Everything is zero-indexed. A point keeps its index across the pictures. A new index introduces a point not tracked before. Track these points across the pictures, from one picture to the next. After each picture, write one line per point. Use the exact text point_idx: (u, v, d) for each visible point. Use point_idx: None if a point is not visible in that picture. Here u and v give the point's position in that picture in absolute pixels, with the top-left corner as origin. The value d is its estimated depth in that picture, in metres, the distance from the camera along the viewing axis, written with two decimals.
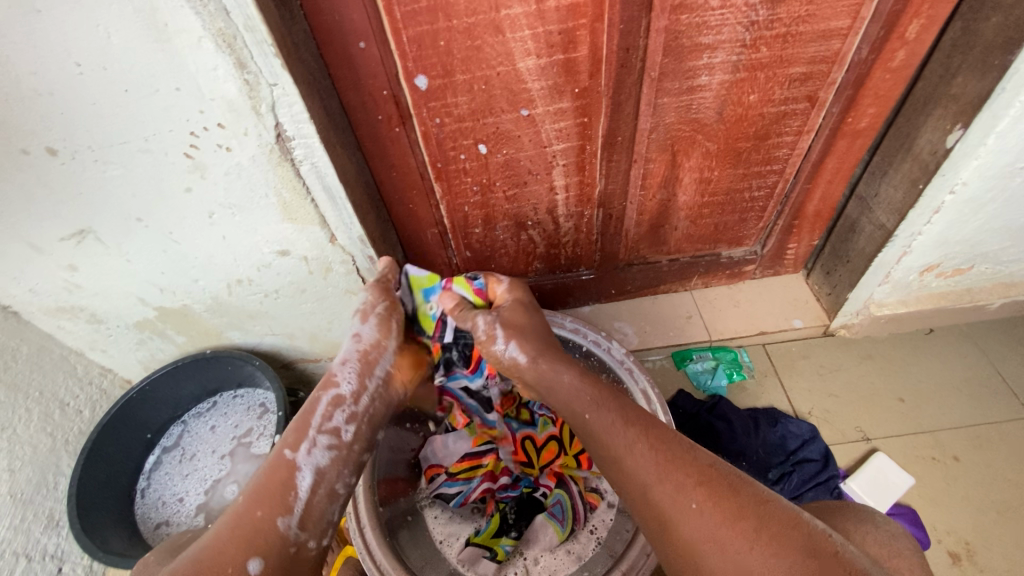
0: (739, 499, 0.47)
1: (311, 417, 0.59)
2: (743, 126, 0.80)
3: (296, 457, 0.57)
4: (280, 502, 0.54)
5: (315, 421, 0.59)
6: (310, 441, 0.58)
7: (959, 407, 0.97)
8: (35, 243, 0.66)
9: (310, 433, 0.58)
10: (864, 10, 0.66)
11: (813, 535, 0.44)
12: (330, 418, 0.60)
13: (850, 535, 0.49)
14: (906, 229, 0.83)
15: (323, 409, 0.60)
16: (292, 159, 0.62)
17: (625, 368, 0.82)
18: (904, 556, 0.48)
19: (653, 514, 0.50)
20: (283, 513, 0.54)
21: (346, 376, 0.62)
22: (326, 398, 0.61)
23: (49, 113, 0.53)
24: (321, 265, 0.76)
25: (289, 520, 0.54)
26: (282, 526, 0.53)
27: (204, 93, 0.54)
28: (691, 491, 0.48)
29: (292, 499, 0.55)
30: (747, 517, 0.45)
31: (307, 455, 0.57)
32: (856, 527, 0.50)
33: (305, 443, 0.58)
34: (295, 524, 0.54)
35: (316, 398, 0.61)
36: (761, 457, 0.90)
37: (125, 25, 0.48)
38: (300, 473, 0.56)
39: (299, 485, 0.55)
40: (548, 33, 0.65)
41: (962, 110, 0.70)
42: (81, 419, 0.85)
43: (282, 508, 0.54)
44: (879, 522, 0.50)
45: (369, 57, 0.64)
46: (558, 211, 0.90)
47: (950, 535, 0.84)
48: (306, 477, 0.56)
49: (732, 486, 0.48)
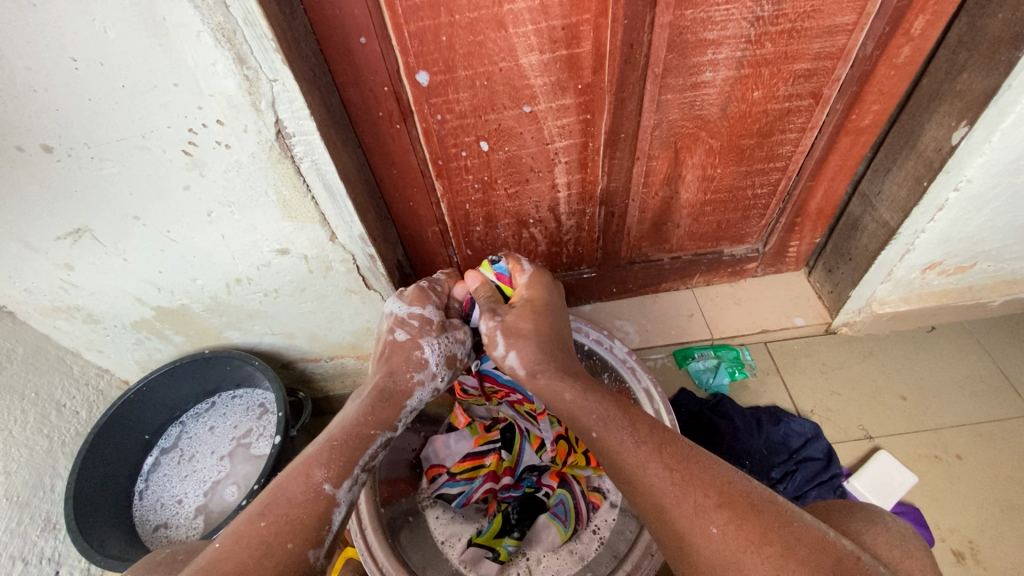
0: (761, 520, 0.46)
1: (360, 454, 0.61)
2: (746, 123, 0.79)
3: (336, 492, 0.56)
4: (313, 533, 0.53)
5: (363, 459, 0.61)
6: (352, 478, 0.59)
7: (961, 404, 0.97)
8: (31, 242, 0.65)
9: (353, 470, 0.59)
10: (870, 5, 0.66)
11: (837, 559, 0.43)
12: (376, 456, 0.63)
13: (857, 535, 0.49)
14: (910, 226, 0.83)
15: (375, 448, 0.63)
16: (292, 156, 0.61)
17: (627, 367, 0.82)
18: (911, 554, 0.47)
19: (661, 514, 0.50)
20: (314, 545, 0.52)
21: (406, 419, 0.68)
22: (381, 438, 0.64)
23: (44, 109, 0.52)
24: (321, 263, 0.75)
25: (318, 552, 0.52)
26: (311, 558, 0.52)
27: (203, 90, 0.53)
28: (691, 503, 0.49)
29: (324, 531, 0.54)
30: (771, 541, 0.45)
31: (348, 492, 0.57)
32: (861, 526, 0.50)
33: (349, 480, 0.58)
34: (322, 556, 0.53)
35: (372, 435, 0.63)
36: (764, 455, 0.90)
37: (121, 19, 0.47)
38: (337, 509, 0.56)
39: (333, 520, 0.55)
40: (551, 28, 0.64)
41: (968, 106, 0.69)
42: (78, 421, 0.84)
43: (313, 539, 0.53)
44: (889, 523, 0.50)
45: (370, 52, 0.63)
46: (560, 208, 0.89)
47: (954, 534, 0.84)
48: (341, 514, 0.56)
49: (752, 506, 0.47)
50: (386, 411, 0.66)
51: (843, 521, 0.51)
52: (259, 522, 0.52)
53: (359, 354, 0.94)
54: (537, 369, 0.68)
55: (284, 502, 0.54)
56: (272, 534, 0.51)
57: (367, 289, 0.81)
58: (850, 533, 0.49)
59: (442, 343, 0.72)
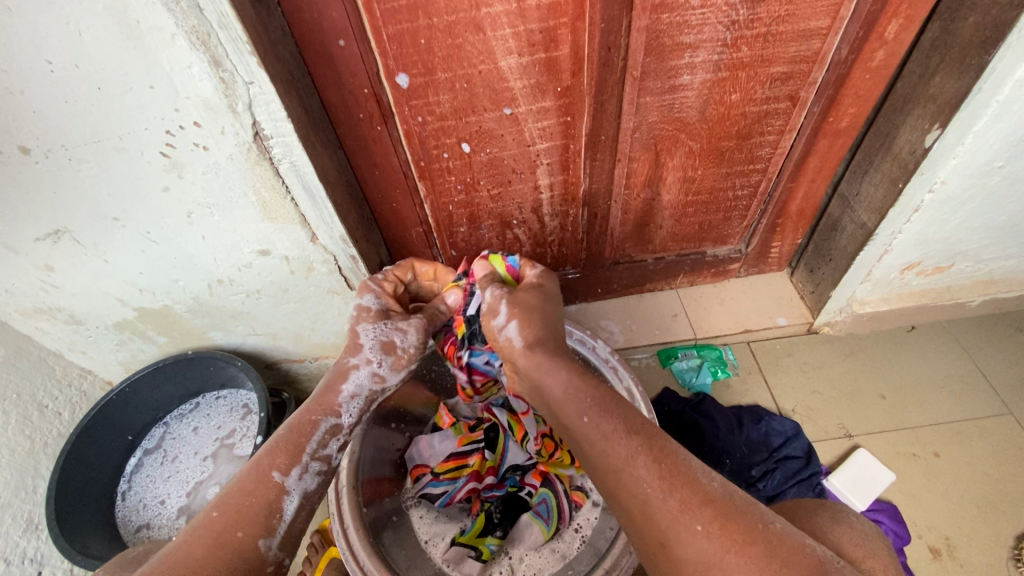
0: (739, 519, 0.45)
1: (306, 442, 0.61)
2: (725, 126, 0.80)
3: (285, 480, 0.57)
4: (263, 522, 0.53)
5: (309, 447, 0.61)
6: (302, 466, 0.59)
7: (940, 403, 0.98)
8: (10, 244, 0.65)
9: (302, 458, 0.59)
10: (843, 10, 0.67)
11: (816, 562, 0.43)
12: (326, 446, 0.62)
13: (826, 533, 0.49)
14: (887, 227, 0.84)
15: (319, 436, 0.62)
16: (271, 158, 0.62)
17: (610, 367, 0.83)
18: (876, 551, 0.48)
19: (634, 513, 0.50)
20: (265, 534, 0.53)
21: (349, 410, 0.65)
22: (324, 426, 0.63)
23: (20, 112, 0.53)
24: (303, 264, 0.75)
25: (269, 541, 0.52)
26: (262, 547, 0.52)
27: (179, 92, 0.54)
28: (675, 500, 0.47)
29: (275, 521, 0.54)
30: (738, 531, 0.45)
31: (297, 479, 0.58)
32: (827, 522, 0.50)
33: (297, 467, 0.58)
34: (275, 545, 0.53)
35: (315, 422, 0.62)
36: (745, 454, 0.91)
37: (97, 22, 0.47)
38: (288, 496, 0.56)
39: (286, 508, 0.55)
40: (529, 31, 0.65)
41: (940, 109, 0.70)
42: (60, 421, 0.84)
43: (265, 529, 0.53)
44: (856, 521, 0.51)
45: (349, 55, 0.64)
46: (543, 210, 0.90)
47: (931, 531, 0.86)
48: (293, 501, 0.56)
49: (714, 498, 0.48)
50: (330, 398, 0.65)
51: (811, 517, 0.52)
52: (212, 513, 0.52)
53: None
54: (513, 369, 0.68)
55: (235, 495, 0.54)
56: (222, 524, 0.51)
57: (349, 289, 0.81)
58: (820, 530, 0.49)
59: (380, 328, 0.67)
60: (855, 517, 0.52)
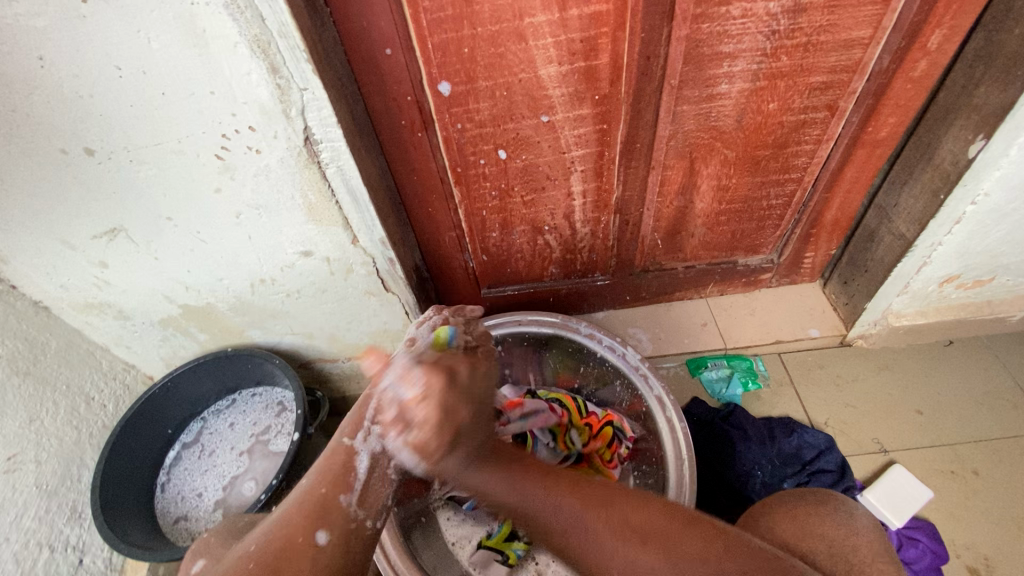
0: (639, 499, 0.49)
1: (364, 410, 0.58)
2: (762, 135, 0.80)
3: (353, 442, 0.56)
4: (341, 480, 0.53)
5: (367, 413, 0.57)
6: (365, 431, 0.56)
7: (979, 419, 0.95)
8: (69, 240, 0.68)
9: (364, 423, 0.57)
10: (885, 20, 0.67)
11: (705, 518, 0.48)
12: (378, 416, 0.57)
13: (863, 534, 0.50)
14: (926, 239, 0.83)
15: (376, 398, 0.60)
16: (319, 161, 0.64)
17: (640, 375, 0.84)
18: None
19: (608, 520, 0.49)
20: (344, 490, 0.53)
21: (398, 377, 0.62)
22: (379, 391, 0.60)
23: (89, 114, 0.56)
24: (342, 266, 0.77)
25: (349, 497, 0.52)
26: (344, 502, 0.52)
27: (237, 98, 0.56)
28: None
29: (352, 478, 0.54)
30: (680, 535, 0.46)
31: (364, 441, 0.56)
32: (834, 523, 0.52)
33: (360, 432, 0.56)
34: (354, 501, 0.52)
35: (369, 394, 0.60)
36: (777, 466, 0.89)
37: (165, 31, 0.50)
38: (359, 456, 0.55)
39: (357, 466, 0.54)
40: (570, 41, 0.66)
41: (984, 120, 0.70)
42: (105, 413, 0.87)
43: (344, 486, 0.53)
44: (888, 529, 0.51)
45: (395, 63, 0.66)
46: (575, 216, 0.91)
47: (970, 551, 0.83)
48: (362, 460, 0.55)
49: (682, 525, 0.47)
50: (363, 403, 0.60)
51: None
52: (303, 482, 0.54)
53: None
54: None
55: (324, 463, 0.55)
56: (311, 487, 0.53)
57: (385, 291, 0.82)
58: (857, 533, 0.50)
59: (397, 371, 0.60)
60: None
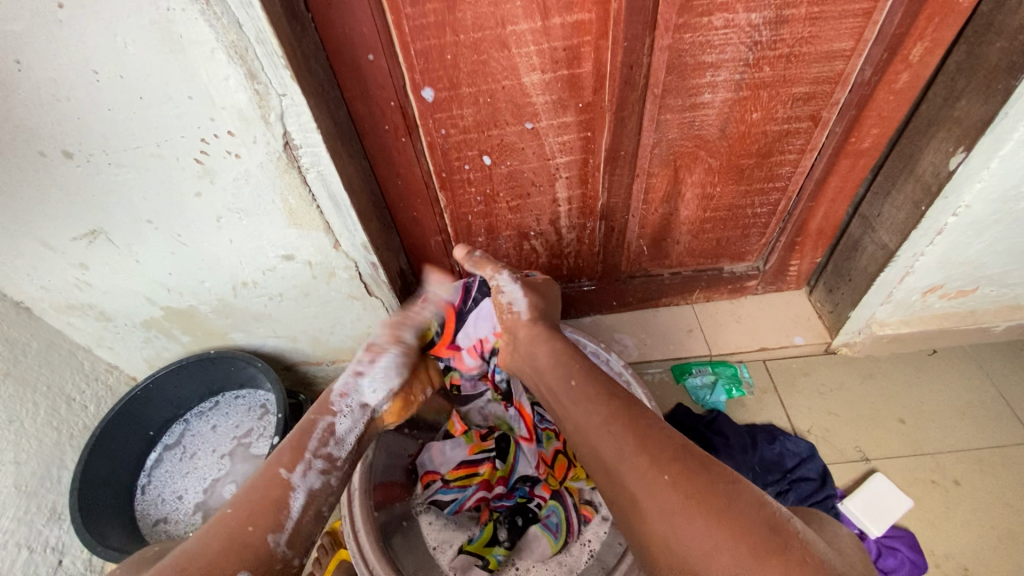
0: (708, 478, 0.49)
1: (306, 440, 0.62)
2: (746, 144, 0.81)
3: (291, 477, 0.59)
4: (272, 519, 0.55)
5: (310, 444, 0.62)
6: (306, 463, 0.60)
7: (961, 429, 0.96)
8: (48, 241, 0.68)
9: (305, 455, 0.61)
10: (867, 32, 0.67)
11: (776, 516, 0.47)
12: (325, 443, 0.63)
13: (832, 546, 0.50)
14: (908, 249, 0.83)
15: (318, 433, 0.63)
16: (299, 166, 0.64)
17: (623, 380, 0.83)
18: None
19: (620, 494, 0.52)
20: (275, 529, 0.55)
21: (343, 410, 0.65)
22: (322, 424, 0.64)
23: (66, 117, 0.55)
24: (325, 270, 0.77)
25: (279, 537, 0.55)
26: (271, 542, 0.54)
27: (216, 103, 0.56)
28: None
29: (284, 516, 0.56)
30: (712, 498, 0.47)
31: (302, 477, 0.59)
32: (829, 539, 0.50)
33: (301, 465, 0.60)
34: (284, 542, 0.55)
35: (313, 421, 0.64)
36: (759, 473, 0.90)
37: (141, 36, 0.50)
38: (294, 493, 0.58)
39: (292, 505, 0.57)
40: (552, 49, 0.66)
41: (965, 133, 0.70)
42: (86, 414, 0.87)
43: (272, 524, 0.55)
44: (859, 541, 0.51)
45: (377, 68, 0.66)
46: (561, 222, 0.91)
47: (948, 560, 0.84)
48: (298, 498, 0.58)
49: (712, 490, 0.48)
50: (306, 434, 0.62)
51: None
52: (227, 510, 0.56)
53: None
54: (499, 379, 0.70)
55: (255, 494, 0.57)
56: (239, 520, 0.55)
57: (368, 295, 0.82)
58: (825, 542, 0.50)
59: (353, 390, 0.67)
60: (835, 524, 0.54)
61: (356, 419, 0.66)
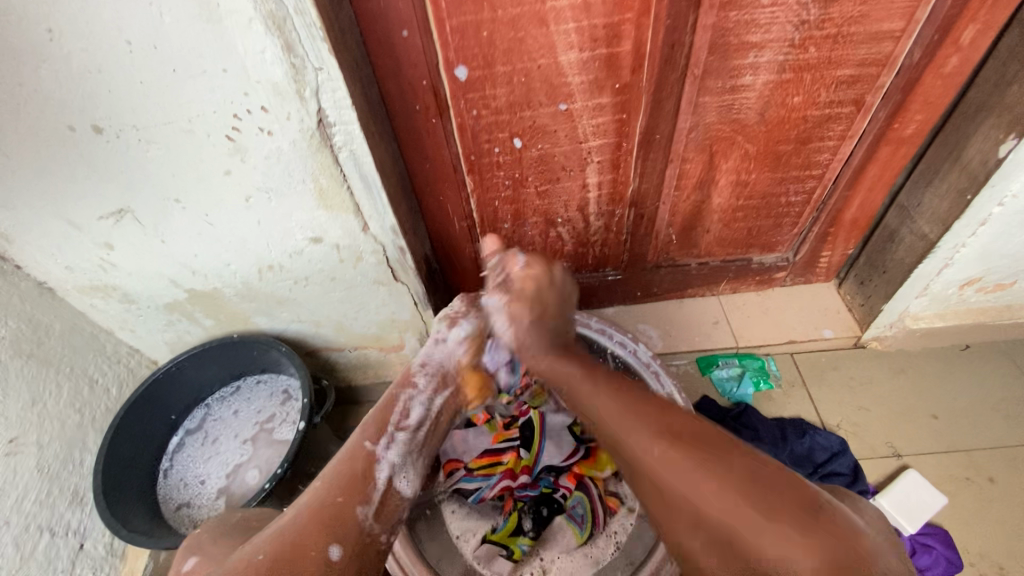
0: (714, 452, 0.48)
1: (389, 414, 0.64)
2: (785, 129, 0.78)
3: (375, 448, 0.60)
4: (359, 491, 0.56)
5: (392, 418, 0.63)
6: (388, 436, 0.62)
7: (996, 426, 0.94)
8: (75, 220, 0.67)
9: (388, 429, 0.62)
10: (919, 12, 0.65)
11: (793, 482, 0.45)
12: (405, 416, 0.64)
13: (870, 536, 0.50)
14: (950, 240, 0.81)
15: (398, 409, 0.64)
16: (332, 145, 0.62)
17: (651, 371, 0.81)
18: None
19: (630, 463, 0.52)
20: (362, 502, 0.56)
21: (421, 381, 0.67)
22: (400, 399, 0.65)
23: (97, 90, 0.54)
24: (352, 253, 0.75)
25: (366, 509, 0.55)
26: (360, 514, 0.55)
27: (251, 77, 0.54)
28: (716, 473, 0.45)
29: (370, 488, 0.57)
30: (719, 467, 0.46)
31: (385, 449, 0.61)
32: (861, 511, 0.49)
33: (383, 437, 0.61)
34: (371, 514, 0.56)
35: (395, 394, 0.66)
36: (789, 468, 0.88)
37: (177, 4, 0.48)
38: (379, 464, 0.59)
39: (377, 477, 0.58)
40: (592, 26, 0.64)
41: (1017, 119, 0.68)
42: (108, 398, 0.86)
43: (361, 498, 0.56)
44: None
45: (411, 45, 0.64)
46: (589, 209, 0.89)
47: (983, 559, 0.82)
48: (383, 470, 0.59)
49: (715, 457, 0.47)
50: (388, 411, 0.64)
51: (833, 518, 0.52)
52: (317, 484, 0.57)
53: (383, 346, 0.95)
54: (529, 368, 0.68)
55: (343, 469, 0.58)
56: (328, 492, 0.56)
57: (394, 280, 0.81)
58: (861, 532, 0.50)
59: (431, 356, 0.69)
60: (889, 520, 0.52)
61: (432, 395, 0.67)
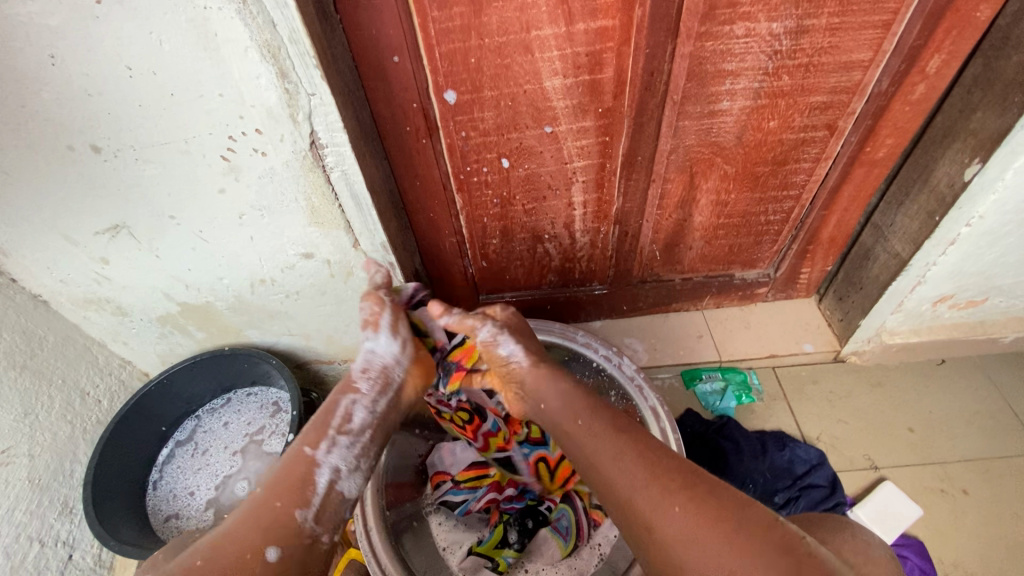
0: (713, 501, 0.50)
1: (330, 418, 0.61)
2: (762, 152, 0.81)
3: (316, 454, 0.59)
4: (299, 495, 0.56)
5: (334, 421, 0.61)
6: (331, 440, 0.60)
7: (970, 439, 0.96)
8: (71, 235, 0.68)
9: (329, 433, 0.60)
10: (885, 43, 0.68)
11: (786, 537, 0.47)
12: (349, 419, 0.61)
13: (836, 546, 0.52)
14: (921, 259, 0.84)
15: (341, 410, 0.61)
16: (324, 165, 0.64)
17: (635, 385, 0.83)
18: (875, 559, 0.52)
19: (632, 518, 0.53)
20: (302, 506, 0.56)
21: (364, 386, 0.63)
22: (344, 402, 0.62)
23: (98, 113, 0.56)
24: (343, 268, 0.77)
25: (306, 513, 0.55)
26: (299, 517, 0.55)
27: (246, 100, 0.56)
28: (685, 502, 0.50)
29: (309, 493, 0.56)
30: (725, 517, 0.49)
31: (326, 454, 0.59)
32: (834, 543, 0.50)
33: (325, 442, 0.59)
34: (311, 517, 0.56)
35: (336, 400, 0.62)
36: (768, 480, 0.90)
37: (176, 33, 0.51)
38: (318, 470, 0.58)
39: (318, 482, 0.57)
40: (575, 54, 0.67)
41: (980, 145, 0.71)
42: (99, 409, 0.87)
43: (300, 501, 0.56)
44: (860, 536, 0.53)
45: (402, 70, 0.67)
46: (575, 226, 0.91)
47: (957, 569, 0.84)
48: (323, 475, 0.58)
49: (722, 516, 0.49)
50: (324, 421, 0.61)
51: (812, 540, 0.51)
52: (257, 489, 0.57)
53: None
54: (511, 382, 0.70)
55: (284, 472, 0.58)
56: (267, 496, 0.56)
57: None
58: (831, 544, 0.52)
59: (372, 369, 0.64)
60: (864, 532, 0.53)
61: (375, 399, 0.63)
